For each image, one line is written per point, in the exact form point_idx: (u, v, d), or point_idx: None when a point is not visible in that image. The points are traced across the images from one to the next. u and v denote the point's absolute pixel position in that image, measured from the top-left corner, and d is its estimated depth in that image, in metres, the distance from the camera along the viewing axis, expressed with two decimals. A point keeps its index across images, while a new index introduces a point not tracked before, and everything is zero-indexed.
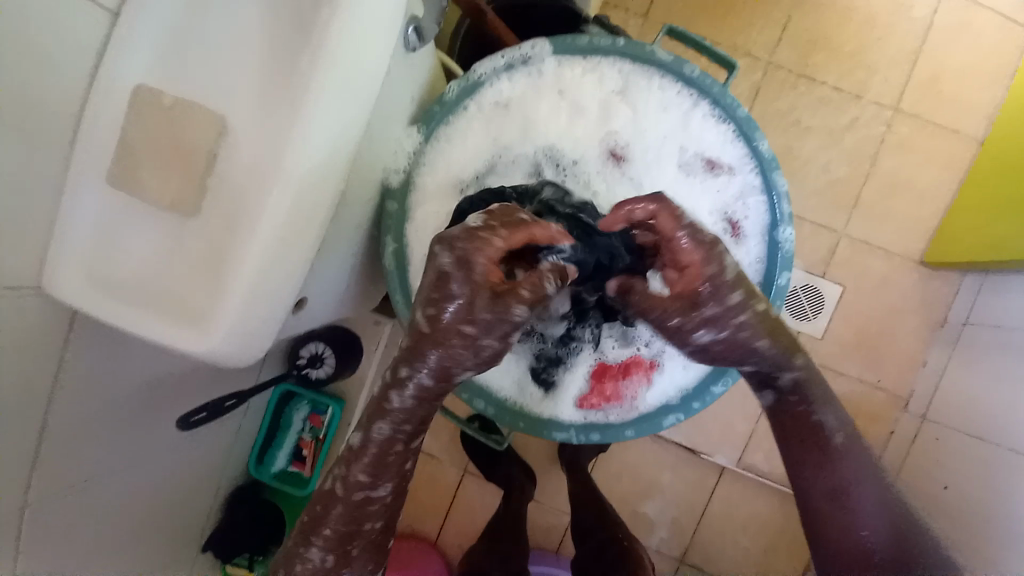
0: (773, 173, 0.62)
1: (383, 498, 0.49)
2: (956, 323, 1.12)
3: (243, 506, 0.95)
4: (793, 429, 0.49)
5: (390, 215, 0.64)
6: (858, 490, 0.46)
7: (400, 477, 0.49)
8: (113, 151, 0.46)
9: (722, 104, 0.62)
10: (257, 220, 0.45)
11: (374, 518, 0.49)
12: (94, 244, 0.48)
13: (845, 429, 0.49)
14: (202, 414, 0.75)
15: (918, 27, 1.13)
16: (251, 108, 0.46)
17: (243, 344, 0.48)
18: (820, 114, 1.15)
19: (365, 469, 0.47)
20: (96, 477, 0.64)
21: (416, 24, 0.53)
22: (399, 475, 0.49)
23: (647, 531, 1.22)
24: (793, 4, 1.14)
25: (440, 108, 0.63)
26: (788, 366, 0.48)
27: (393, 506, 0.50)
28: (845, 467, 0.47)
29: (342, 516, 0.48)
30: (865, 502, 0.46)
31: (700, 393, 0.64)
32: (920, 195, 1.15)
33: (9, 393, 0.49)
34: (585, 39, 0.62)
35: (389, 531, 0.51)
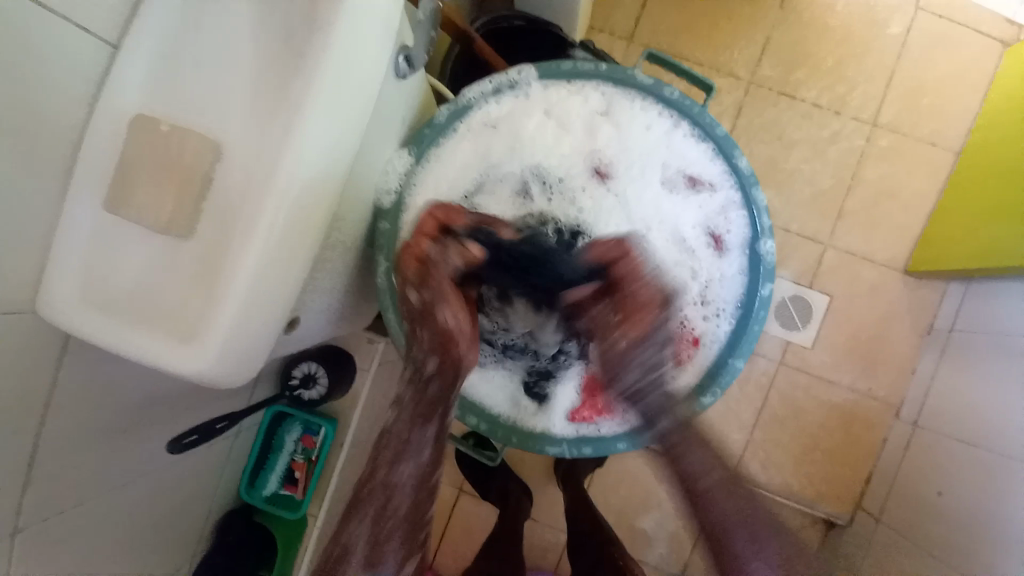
0: (752, 188, 0.64)
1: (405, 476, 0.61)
2: (942, 330, 1.14)
3: (234, 531, 0.93)
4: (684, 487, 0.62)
5: (383, 234, 0.65)
6: (737, 535, 0.60)
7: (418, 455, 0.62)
8: (109, 176, 0.47)
9: (701, 123, 0.64)
10: (250, 241, 0.47)
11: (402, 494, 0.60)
12: (85, 268, 0.48)
13: (720, 478, 0.62)
14: (194, 436, 0.73)
15: (892, 45, 1.17)
16: (248, 135, 0.48)
17: (238, 360, 0.48)
18: (801, 129, 1.19)
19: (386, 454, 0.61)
20: (86, 501, 0.63)
21: (406, 52, 0.55)
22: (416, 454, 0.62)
23: (645, 546, 1.21)
24: (772, 25, 1.19)
25: (430, 131, 0.65)
26: (669, 410, 0.63)
27: (419, 482, 0.61)
28: (722, 520, 0.61)
29: (371, 515, 0.59)
30: (743, 544, 0.60)
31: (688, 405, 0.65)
32: (901, 205, 1.18)
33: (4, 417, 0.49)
34: (568, 64, 0.65)
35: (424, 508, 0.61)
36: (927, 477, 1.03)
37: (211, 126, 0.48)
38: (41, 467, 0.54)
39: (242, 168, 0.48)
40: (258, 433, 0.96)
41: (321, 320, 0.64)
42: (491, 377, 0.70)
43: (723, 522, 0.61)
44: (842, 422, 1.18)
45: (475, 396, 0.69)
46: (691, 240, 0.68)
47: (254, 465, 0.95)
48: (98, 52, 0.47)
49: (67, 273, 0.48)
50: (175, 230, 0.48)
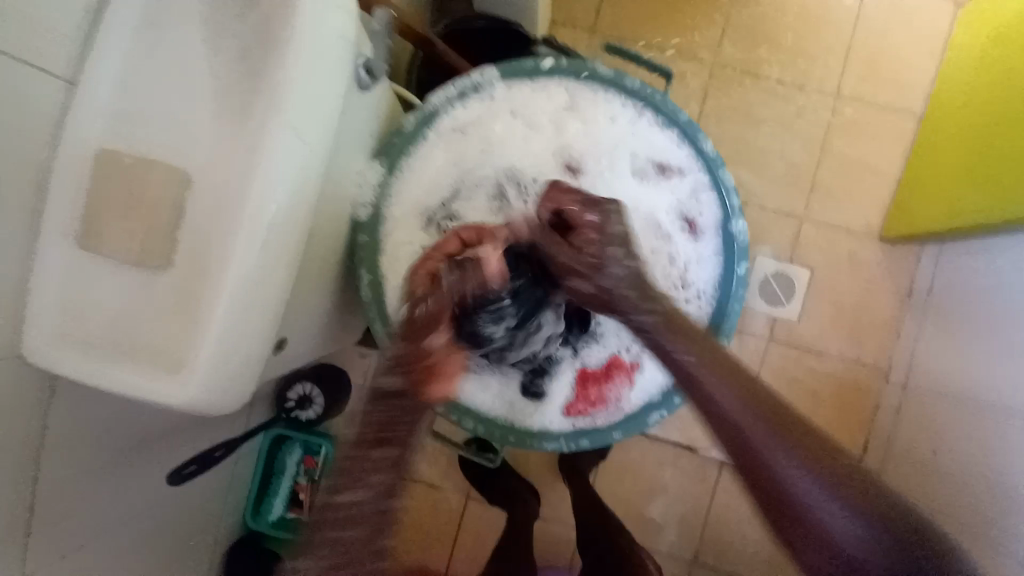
0: (719, 170, 0.66)
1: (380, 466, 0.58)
2: (923, 291, 1.17)
3: (243, 558, 0.91)
4: (705, 394, 0.52)
5: (362, 247, 0.66)
6: (769, 452, 0.48)
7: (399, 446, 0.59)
8: (79, 212, 0.46)
9: (665, 111, 0.66)
10: (226, 267, 0.47)
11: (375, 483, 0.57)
12: (60, 306, 0.47)
13: (741, 392, 0.51)
14: (192, 466, 0.75)
15: (849, 17, 1.20)
16: (215, 161, 0.48)
17: (222, 387, 0.49)
18: (768, 106, 1.21)
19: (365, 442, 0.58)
20: (90, 541, 0.62)
21: (368, 64, 0.55)
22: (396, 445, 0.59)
23: (656, 533, 1.22)
24: (730, 7, 1.21)
25: (401, 140, 0.66)
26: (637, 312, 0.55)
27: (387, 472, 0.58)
28: (749, 430, 0.49)
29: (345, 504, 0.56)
30: (783, 461, 0.47)
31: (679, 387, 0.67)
32: (872, 173, 1.21)
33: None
34: (530, 63, 0.66)
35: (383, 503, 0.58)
36: None
37: (173, 155, 0.48)
38: (39, 515, 0.54)
39: (212, 195, 0.48)
40: (258, 457, 0.95)
41: (308, 340, 0.65)
42: (488, 383, 0.69)
43: (743, 437, 0.49)
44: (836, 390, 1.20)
45: (469, 400, 0.69)
46: (667, 226, 0.69)
47: (258, 489, 0.94)
48: (54, 90, 0.45)
49: (40, 318, 0.47)
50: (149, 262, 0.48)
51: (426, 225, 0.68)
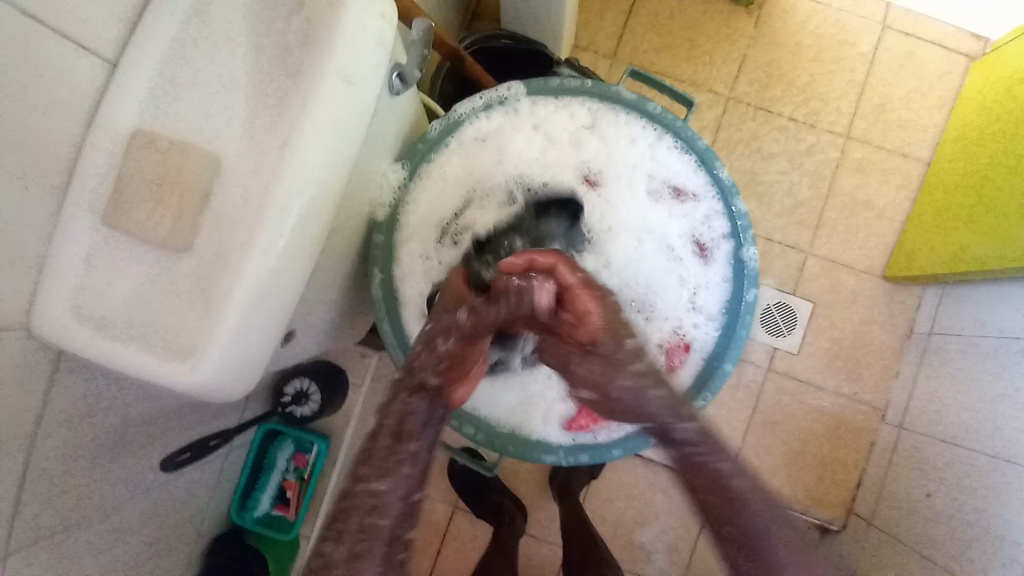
0: (734, 199, 0.64)
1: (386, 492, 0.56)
2: (922, 333, 1.18)
3: (226, 551, 0.90)
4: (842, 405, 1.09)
5: (377, 247, 0.65)
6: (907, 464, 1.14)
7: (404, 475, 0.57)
8: (109, 191, 0.46)
9: (685, 136, 0.65)
10: (255, 233, 0.45)
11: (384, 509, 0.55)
12: (84, 276, 0.46)
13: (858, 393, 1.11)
14: (186, 455, 0.76)
15: (862, 61, 1.24)
16: (245, 149, 0.48)
17: (237, 371, 0.48)
18: (781, 142, 1.24)
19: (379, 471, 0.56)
20: (73, 526, 0.61)
21: (400, 70, 0.56)
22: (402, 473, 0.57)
23: (644, 559, 1.21)
24: (747, 44, 1.24)
25: (424, 146, 0.65)
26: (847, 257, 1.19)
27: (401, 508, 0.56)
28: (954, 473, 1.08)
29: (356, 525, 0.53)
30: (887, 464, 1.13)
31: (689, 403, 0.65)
32: (878, 214, 1.23)
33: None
34: (556, 81, 0.66)
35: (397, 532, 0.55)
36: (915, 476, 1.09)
37: (208, 140, 0.48)
38: (30, 491, 0.53)
39: (235, 191, 0.47)
40: (249, 451, 0.94)
41: (320, 334, 0.65)
42: (499, 390, 0.70)
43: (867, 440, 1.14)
44: (831, 426, 1.20)
45: (472, 404, 0.69)
46: (678, 249, 0.67)
47: (246, 483, 0.94)
48: (92, 68, 0.47)
49: (59, 285, 0.46)
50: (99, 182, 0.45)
51: (440, 236, 0.69)
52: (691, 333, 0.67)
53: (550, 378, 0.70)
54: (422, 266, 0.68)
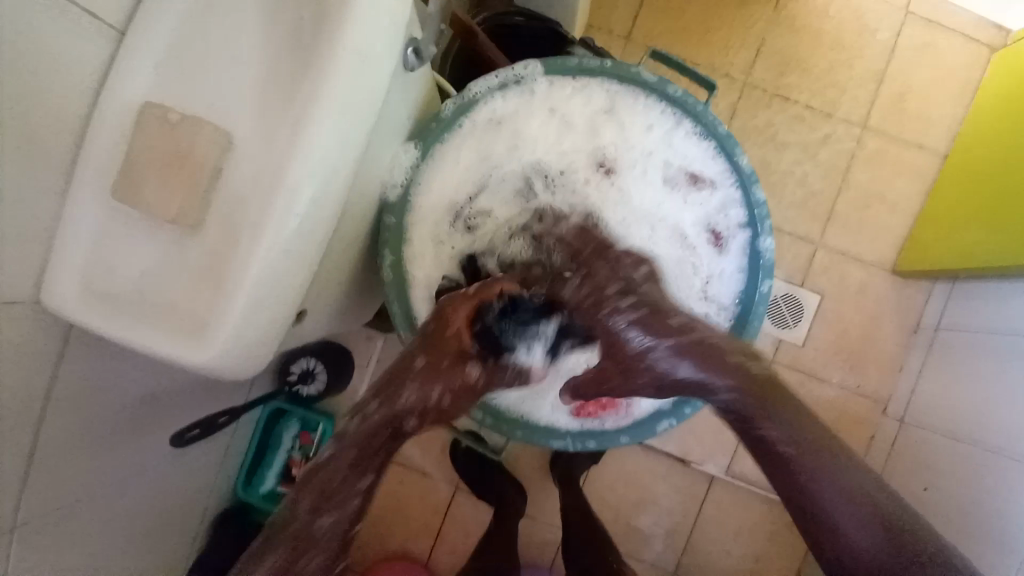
0: (753, 187, 0.62)
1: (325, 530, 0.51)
2: (929, 329, 1.18)
3: (232, 527, 0.91)
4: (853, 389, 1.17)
5: (389, 228, 0.64)
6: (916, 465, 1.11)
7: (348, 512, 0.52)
8: (118, 165, 0.45)
9: (703, 122, 0.63)
10: (267, 214, 0.45)
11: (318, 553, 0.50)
12: (90, 252, 0.46)
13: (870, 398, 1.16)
14: (196, 431, 0.75)
15: (883, 49, 1.20)
16: (254, 124, 0.46)
17: (246, 354, 0.47)
18: (795, 130, 1.21)
19: (312, 499, 0.51)
20: (84, 499, 0.62)
21: (416, 45, 0.54)
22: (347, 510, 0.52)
23: (642, 543, 1.23)
24: (765, 28, 1.21)
25: (437, 125, 0.63)
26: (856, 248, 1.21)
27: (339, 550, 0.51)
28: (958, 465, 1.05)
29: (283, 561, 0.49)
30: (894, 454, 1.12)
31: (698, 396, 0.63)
32: (891, 207, 1.21)
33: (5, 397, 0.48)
34: (574, 61, 0.64)
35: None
36: (916, 470, 1.10)
37: (217, 115, 0.46)
38: (38, 466, 0.54)
39: (245, 168, 0.46)
40: (255, 429, 0.96)
41: (328, 316, 0.64)
42: None
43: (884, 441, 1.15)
44: (833, 419, 1.21)
45: None
46: (691, 237, 0.66)
47: (252, 459, 0.95)
48: (98, 37, 0.45)
49: (69, 262, 0.46)
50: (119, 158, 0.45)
51: (453, 220, 0.67)
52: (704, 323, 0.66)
53: (560, 372, 0.68)
54: (434, 250, 0.67)
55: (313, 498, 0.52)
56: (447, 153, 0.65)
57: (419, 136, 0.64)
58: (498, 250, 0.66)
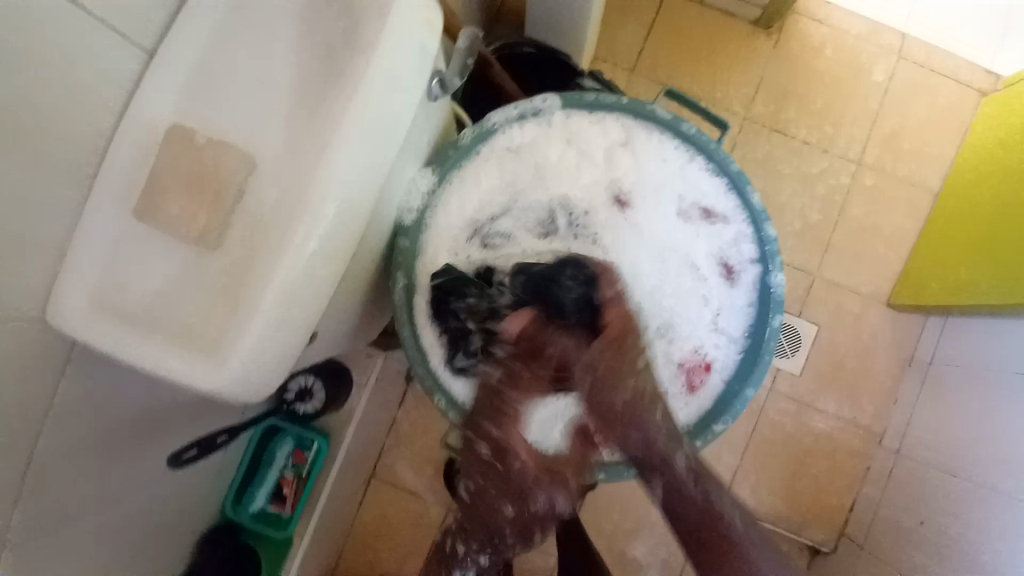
0: (764, 224, 0.64)
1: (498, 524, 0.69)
2: (922, 362, 1.19)
3: (220, 551, 0.88)
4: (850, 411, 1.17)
5: (402, 251, 0.64)
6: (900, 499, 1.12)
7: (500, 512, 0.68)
8: (142, 184, 0.45)
9: (716, 159, 0.64)
10: (288, 237, 0.44)
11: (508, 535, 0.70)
12: (104, 269, 0.45)
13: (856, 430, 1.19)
14: (192, 452, 0.74)
15: (877, 89, 1.25)
16: (284, 149, 0.47)
17: (261, 378, 0.47)
18: (793, 163, 1.25)
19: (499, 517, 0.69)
20: (77, 520, 0.59)
21: (441, 76, 0.55)
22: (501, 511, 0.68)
23: (638, 573, 1.20)
24: (765, 65, 1.25)
25: (455, 152, 0.64)
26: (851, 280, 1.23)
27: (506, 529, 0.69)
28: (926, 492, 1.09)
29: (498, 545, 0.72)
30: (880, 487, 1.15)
31: (694, 439, 0.64)
32: (885, 241, 1.23)
33: (7, 414, 0.46)
34: (591, 95, 0.65)
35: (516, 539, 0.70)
36: (909, 504, 1.08)
37: (247, 139, 0.47)
38: (32, 487, 0.51)
39: (270, 192, 0.46)
40: (248, 446, 0.93)
41: (339, 337, 0.64)
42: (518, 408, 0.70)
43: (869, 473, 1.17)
44: (829, 450, 1.21)
45: None
46: (703, 269, 0.68)
47: (244, 476, 0.93)
48: (127, 55, 0.46)
49: (81, 277, 0.45)
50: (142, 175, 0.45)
51: (478, 245, 0.69)
52: (712, 354, 0.67)
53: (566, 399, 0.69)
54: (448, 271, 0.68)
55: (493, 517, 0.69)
56: (463, 180, 0.66)
57: (434, 160, 0.64)
58: None
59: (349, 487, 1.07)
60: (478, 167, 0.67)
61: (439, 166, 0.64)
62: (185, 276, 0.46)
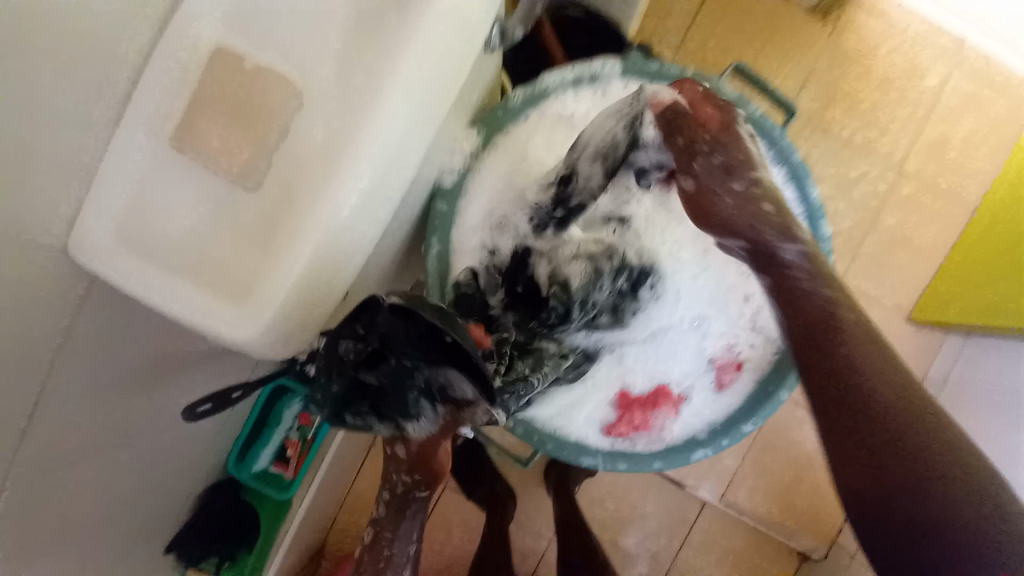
0: (820, 222, 0.62)
1: (398, 519, 0.65)
2: (937, 379, 1.17)
3: (218, 504, 0.88)
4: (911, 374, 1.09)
5: (439, 214, 0.62)
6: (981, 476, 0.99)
7: (402, 503, 0.64)
8: (179, 111, 0.42)
9: (778, 147, 0.62)
10: (330, 187, 0.41)
11: (407, 529, 0.65)
12: (130, 198, 0.42)
13: None
14: (207, 406, 0.64)
15: (928, 95, 1.19)
16: (332, 84, 0.42)
17: (283, 335, 0.43)
18: (832, 164, 1.20)
19: (395, 504, 0.64)
20: (78, 463, 0.58)
21: (501, 27, 0.52)
22: (403, 502, 0.64)
23: (627, 561, 1.21)
24: (815, 58, 1.19)
25: (504, 113, 0.61)
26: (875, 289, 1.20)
27: (401, 521, 0.65)
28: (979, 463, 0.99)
29: (392, 540, 0.65)
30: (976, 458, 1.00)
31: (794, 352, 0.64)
32: (916, 254, 1.19)
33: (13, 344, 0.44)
34: (654, 64, 0.62)
35: (410, 539, 0.65)
36: None
37: (291, 68, 0.42)
38: (40, 423, 0.50)
39: (313, 133, 0.42)
40: (257, 402, 0.90)
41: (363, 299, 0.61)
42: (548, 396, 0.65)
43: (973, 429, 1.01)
44: None
45: None
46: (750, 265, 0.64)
47: (248, 435, 0.91)
48: None
49: (107, 207, 0.42)
50: (183, 103, 0.42)
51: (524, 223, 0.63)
52: (745, 352, 0.66)
53: (594, 389, 0.67)
54: (481, 238, 0.64)
55: (394, 508, 0.65)
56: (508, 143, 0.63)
57: (483, 120, 0.62)
58: (556, 258, 0.62)
59: (350, 453, 1.06)
60: (523, 132, 0.63)
61: (487, 129, 0.62)
62: (214, 215, 0.43)
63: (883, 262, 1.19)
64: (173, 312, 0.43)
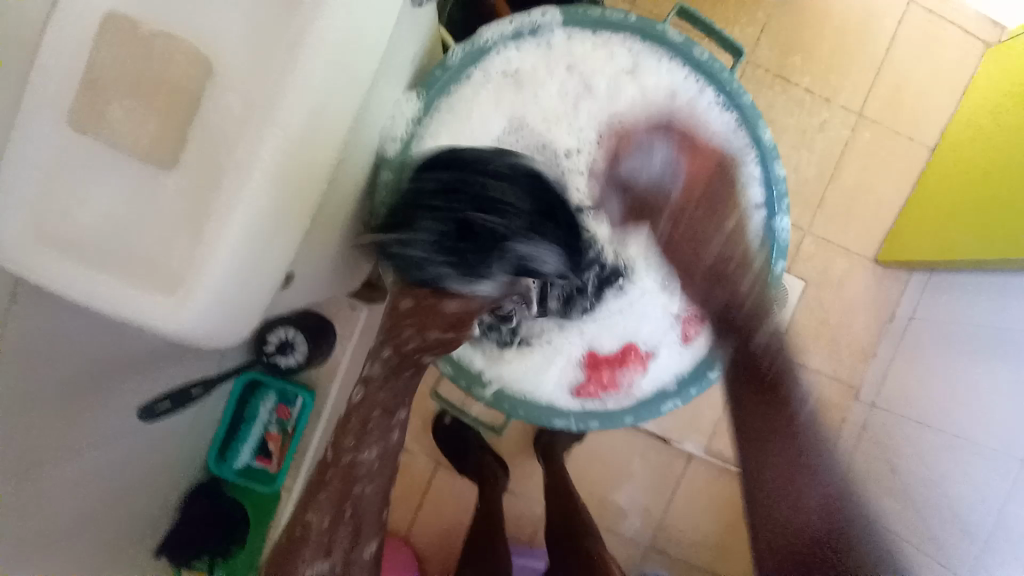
0: (774, 163, 0.62)
1: (361, 461, 0.61)
2: (903, 318, 1.17)
3: (201, 504, 0.87)
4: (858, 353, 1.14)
5: (384, 185, 0.59)
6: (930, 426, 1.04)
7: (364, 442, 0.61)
8: (75, 86, 0.39)
9: (727, 91, 0.61)
10: (251, 156, 0.39)
11: (362, 482, 0.61)
12: (41, 189, 0.40)
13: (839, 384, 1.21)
14: (166, 404, 0.71)
15: (884, 36, 1.18)
16: (243, 48, 0.39)
17: (227, 318, 0.42)
18: (794, 114, 1.20)
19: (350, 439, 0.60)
20: (35, 474, 0.56)
21: None
22: (366, 441, 0.61)
23: (619, 518, 1.24)
24: (772, 5, 1.17)
25: (443, 73, 0.59)
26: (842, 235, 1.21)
27: (359, 468, 0.61)
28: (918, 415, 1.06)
29: (334, 494, 0.60)
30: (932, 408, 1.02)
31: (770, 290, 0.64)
32: (879, 198, 1.20)
33: None
34: (596, 12, 0.60)
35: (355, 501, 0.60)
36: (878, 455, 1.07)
37: (196, 36, 0.39)
38: None
39: (229, 102, 0.40)
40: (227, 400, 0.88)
41: (316, 282, 0.59)
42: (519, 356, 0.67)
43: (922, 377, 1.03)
44: None
45: (479, 365, 0.67)
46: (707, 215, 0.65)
47: (225, 434, 0.89)
48: None
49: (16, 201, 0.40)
50: (78, 76, 0.38)
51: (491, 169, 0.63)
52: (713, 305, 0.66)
53: (563, 355, 0.67)
54: None
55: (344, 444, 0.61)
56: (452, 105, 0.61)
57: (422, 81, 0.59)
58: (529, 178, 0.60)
59: None
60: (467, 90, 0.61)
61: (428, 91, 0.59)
62: (133, 200, 0.41)
63: (849, 207, 1.20)
64: (103, 305, 0.41)
